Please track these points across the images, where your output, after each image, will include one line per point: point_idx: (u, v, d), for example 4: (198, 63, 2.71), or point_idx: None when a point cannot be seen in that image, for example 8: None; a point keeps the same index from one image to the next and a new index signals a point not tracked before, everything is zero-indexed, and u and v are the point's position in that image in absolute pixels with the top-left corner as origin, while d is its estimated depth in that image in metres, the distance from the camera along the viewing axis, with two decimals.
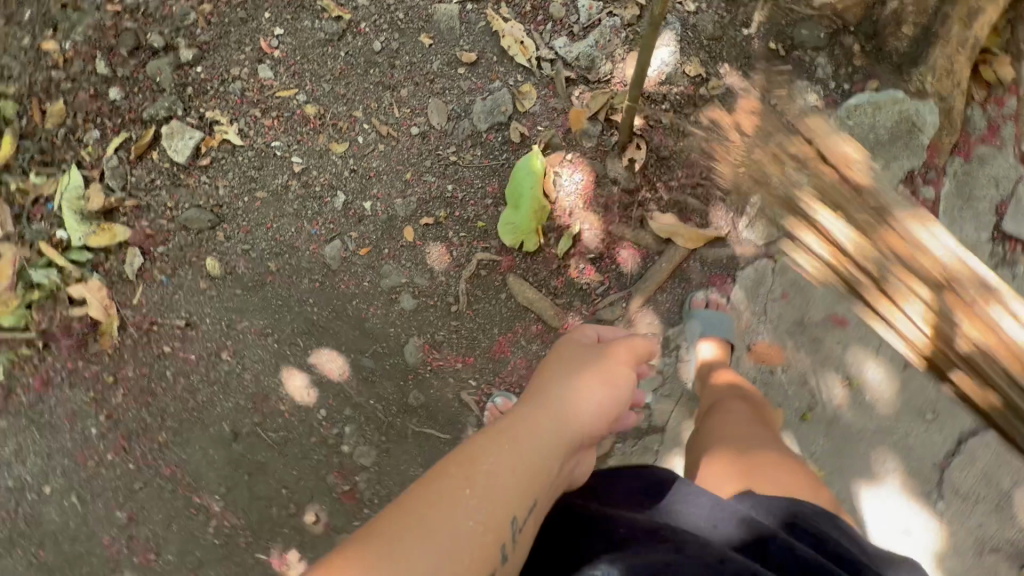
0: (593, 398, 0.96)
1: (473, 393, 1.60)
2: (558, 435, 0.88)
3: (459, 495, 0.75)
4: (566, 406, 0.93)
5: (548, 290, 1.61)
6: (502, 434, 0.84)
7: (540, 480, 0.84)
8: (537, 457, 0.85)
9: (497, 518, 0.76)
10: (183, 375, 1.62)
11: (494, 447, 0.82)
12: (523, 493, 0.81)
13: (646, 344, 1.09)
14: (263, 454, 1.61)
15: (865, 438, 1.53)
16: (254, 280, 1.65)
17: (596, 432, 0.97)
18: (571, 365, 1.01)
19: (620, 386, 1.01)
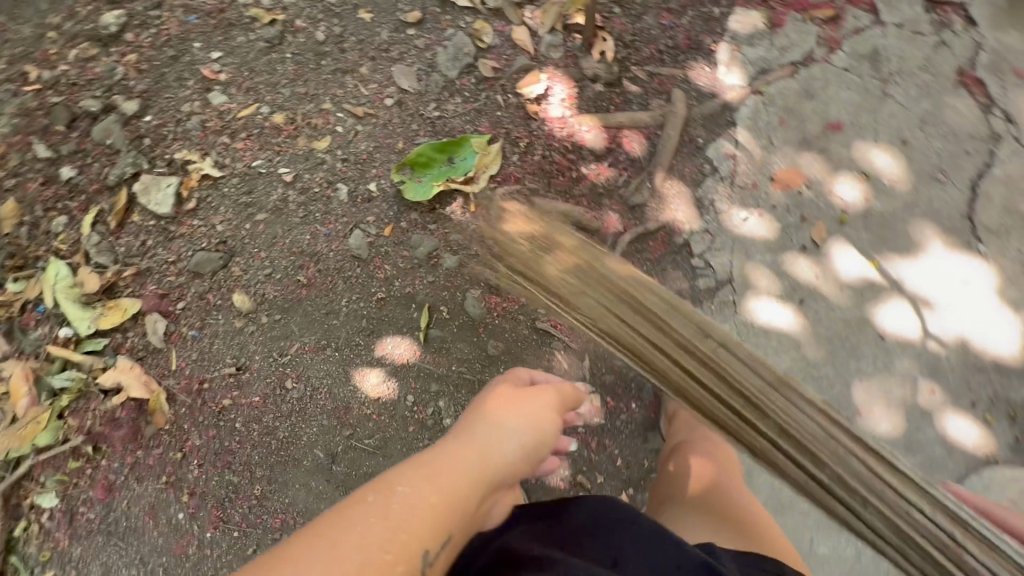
0: (517, 438, 1.07)
1: (547, 319, 1.59)
2: (480, 470, 1.00)
3: (370, 525, 0.83)
4: (489, 444, 1.04)
5: (575, 199, 1.64)
6: (424, 464, 0.96)
7: (455, 511, 0.93)
8: (452, 495, 0.94)
9: (405, 550, 0.84)
10: (256, 420, 1.52)
11: (412, 476, 0.93)
12: (433, 526, 0.89)
13: (574, 390, 1.23)
14: (368, 464, 1.53)
15: (899, 216, 1.65)
16: (289, 300, 1.58)
17: (518, 472, 1.08)
18: (504, 405, 1.11)
19: (543, 426, 1.12)
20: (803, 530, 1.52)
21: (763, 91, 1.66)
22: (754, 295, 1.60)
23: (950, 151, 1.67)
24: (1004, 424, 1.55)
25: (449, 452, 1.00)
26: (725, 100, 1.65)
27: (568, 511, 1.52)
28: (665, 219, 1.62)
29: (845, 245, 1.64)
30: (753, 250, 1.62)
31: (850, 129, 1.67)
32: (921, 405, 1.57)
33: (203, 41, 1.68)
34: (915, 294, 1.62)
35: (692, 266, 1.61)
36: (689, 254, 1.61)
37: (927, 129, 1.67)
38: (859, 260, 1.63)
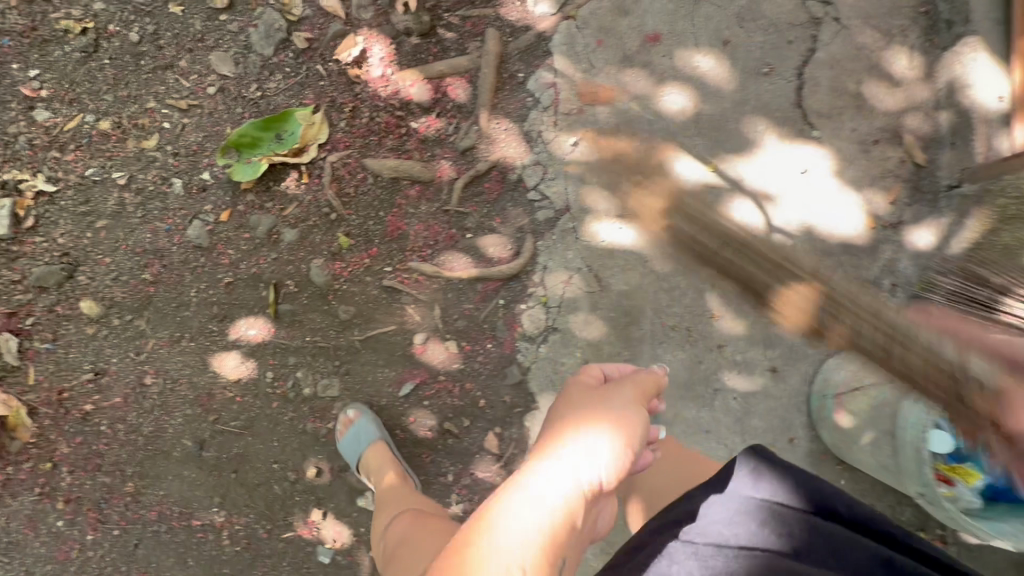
0: (605, 439, 0.96)
1: (394, 277, 1.60)
2: (578, 481, 0.92)
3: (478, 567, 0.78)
4: (579, 451, 0.96)
5: (407, 154, 1.65)
6: (518, 492, 0.89)
7: (562, 536, 0.85)
8: (552, 519, 0.87)
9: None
10: (121, 420, 1.54)
11: (510, 512, 0.85)
12: (543, 550, 0.83)
13: (651, 378, 1.14)
14: (238, 445, 1.55)
15: (731, 116, 1.65)
16: (138, 299, 1.59)
17: (615, 476, 0.98)
18: (581, 407, 1.04)
19: (631, 421, 1.02)
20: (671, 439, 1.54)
21: (575, 15, 1.65)
22: (594, 219, 1.61)
23: (773, 44, 1.66)
24: None
25: (540, 473, 0.94)
26: (539, 30, 1.65)
27: (440, 458, 1.55)
28: (496, 158, 1.63)
29: (681, 154, 1.64)
30: (588, 175, 1.62)
31: (669, 39, 1.66)
32: (774, 298, 1.59)
33: (19, 61, 1.68)
34: (756, 194, 1.63)
35: (530, 201, 1.62)
36: (525, 189, 1.62)
37: (748, 25, 1.66)
38: (697, 166, 1.64)
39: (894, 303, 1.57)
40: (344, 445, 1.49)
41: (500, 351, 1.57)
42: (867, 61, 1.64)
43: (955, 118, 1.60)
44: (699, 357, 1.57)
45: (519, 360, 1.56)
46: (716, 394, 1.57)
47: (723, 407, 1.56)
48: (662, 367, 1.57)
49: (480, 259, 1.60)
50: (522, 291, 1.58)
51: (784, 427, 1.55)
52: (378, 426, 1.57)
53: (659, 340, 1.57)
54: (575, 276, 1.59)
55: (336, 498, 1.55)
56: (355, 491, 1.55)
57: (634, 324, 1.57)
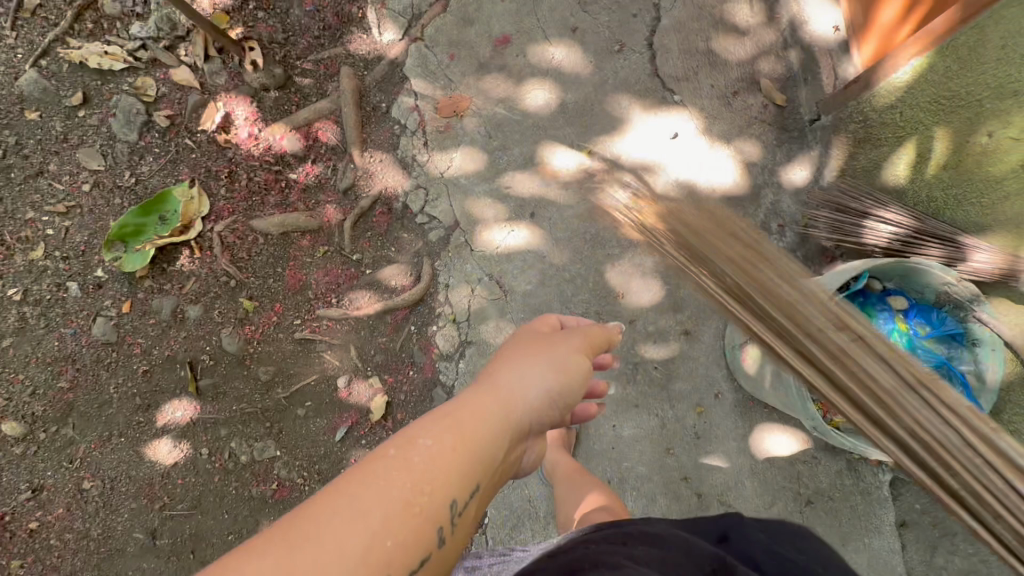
0: (549, 383, 0.85)
1: (304, 328, 1.63)
2: (509, 418, 0.77)
3: (390, 474, 0.60)
4: (516, 386, 0.82)
5: (292, 206, 1.67)
6: (451, 412, 0.71)
7: (484, 463, 0.70)
8: (480, 441, 0.70)
9: (431, 502, 0.61)
10: (68, 530, 1.55)
11: (435, 424, 0.68)
12: (464, 472, 0.66)
13: (610, 327, 1.06)
14: (189, 526, 1.57)
15: (594, 98, 1.68)
16: (59, 408, 1.60)
17: (547, 423, 0.85)
18: (525, 349, 0.91)
19: (576, 369, 0.90)
20: (602, 421, 1.59)
21: (421, 36, 1.71)
22: (485, 228, 1.64)
23: (618, 20, 1.71)
24: None
25: (471, 400, 0.77)
26: (391, 59, 1.71)
27: None
28: (378, 190, 1.66)
29: (554, 145, 1.68)
30: (469, 186, 1.66)
31: (518, 38, 1.71)
32: None
33: None
34: (633, 168, 1.66)
35: (419, 224, 1.65)
36: (412, 214, 1.65)
37: (589, 7, 1.71)
38: (572, 152, 1.67)
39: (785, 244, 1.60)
40: None
41: (422, 375, 1.60)
42: (709, 18, 1.70)
43: (801, 55, 1.67)
44: (614, 337, 1.61)
45: (441, 381, 1.59)
46: (638, 368, 1.61)
47: (647, 379, 1.60)
48: None
49: (383, 292, 1.63)
50: (430, 313, 1.61)
51: (708, 384, 1.59)
52: (321, 475, 1.59)
53: None
54: (478, 287, 1.62)
55: None
56: None
57: None
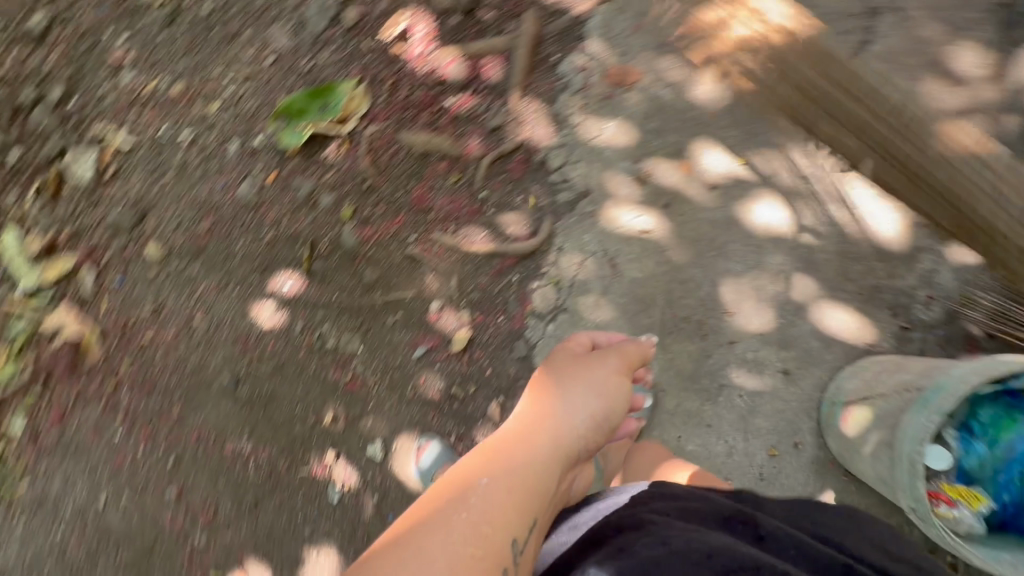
0: (585, 411, 1.23)
1: (416, 245, 1.70)
2: (553, 447, 1.17)
3: (455, 518, 1.01)
4: (558, 420, 1.21)
5: (438, 129, 1.72)
6: (502, 454, 1.14)
7: (533, 497, 1.09)
8: (528, 475, 1.11)
9: (495, 540, 0.99)
10: (172, 352, 1.75)
11: (491, 475, 1.08)
12: (520, 509, 1.05)
13: (637, 350, 1.39)
14: (268, 385, 1.72)
15: (767, 109, 1.61)
16: (194, 247, 1.79)
17: (593, 440, 1.24)
18: (567, 377, 1.29)
19: (611, 391, 1.28)
20: (669, 429, 1.55)
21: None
22: (615, 204, 1.62)
23: (823, 33, 1.59)
24: (882, 312, 1.52)
25: (524, 438, 1.17)
26: (575, 14, 1.70)
27: (444, 419, 1.65)
28: (524, 138, 1.67)
29: (711, 144, 1.62)
30: (612, 159, 1.64)
31: (710, 25, 1.64)
32: (794, 299, 1.55)
33: (112, 28, 1.87)
34: (788, 190, 1.58)
35: (552, 181, 1.65)
36: (548, 170, 1.66)
37: (796, 13, 1.61)
38: (729, 157, 1.61)
39: (927, 317, 1.50)
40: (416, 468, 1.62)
41: (509, 325, 1.63)
42: (925, 56, 1.55)
43: (1019, 123, 1.50)
44: (706, 351, 1.56)
45: (526, 336, 1.62)
46: (722, 389, 1.55)
47: (728, 404, 1.54)
48: (667, 356, 1.57)
49: (498, 235, 1.66)
50: (536, 269, 1.63)
51: (790, 431, 1.52)
52: (391, 383, 1.68)
53: (666, 330, 1.57)
54: (590, 259, 1.61)
55: (348, 444, 1.67)
56: (365, 441, 1.67)
57: (645, 312, 1.58)
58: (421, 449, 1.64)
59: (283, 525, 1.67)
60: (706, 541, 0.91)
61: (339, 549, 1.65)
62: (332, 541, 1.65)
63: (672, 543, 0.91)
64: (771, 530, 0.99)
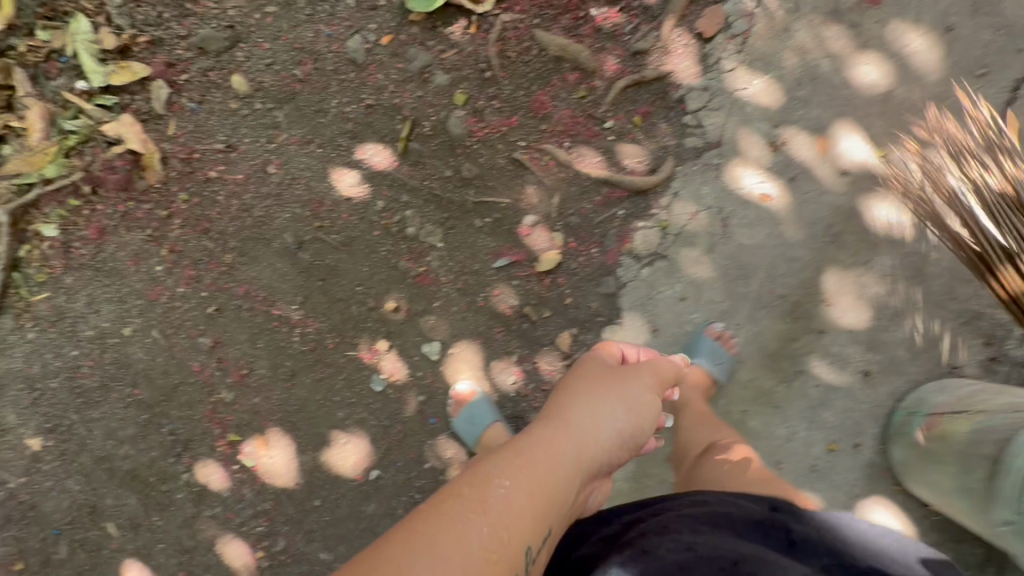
0: (617, 424, 1.04)
1: (524, 152, 1.59)
2: (577, 460, 0.96)
3: (472, 516, 0.79)
4: (585, 431, 1.00)
5: (577, 37, 1.59)
6: (524, 452, 0.92)
7: (554, 506, 0.89)
8: (551, 481, 0.90)
9: (508, 545, 0.80)
10: (236, 197, 1.61)
11: (510, 466, 0.88)
12: (538, 516, 0.86)
13: (669, 368, 1.23)
14: (332, 257, 1.61)
15: (921, 107, 1.53)
16: (283, 92, 1.63)
17: (614, 457, 1.04)
18: (598, 386, 1.10)
19: (643, 408, 1.09)
20: (735, 400, 1.53)
21: None
22: (742, 164, 1.55)
23: (1001, 46, 1.51)
24: (974, 340, 1.49)
25: (543, 440, 0.96)
26: None
27: (510, 337, 1.58)
28: (668, 70, 1.56)
29: (851, 127, 1.55)
30: (753, 117, 1.55)
31: (890, 5, 1.54)
32: (892, 305, 1.52)
33: None
34: None
35: (683, 123, 1.56)
36: (683, 111, 1.56)
37: (980, 17, 1.52)
38: (865, 146, 1.54)
39: (1017, 354, 1.47)
40: (459, 426, 1.50)
41: (603, 258, 1.55)
42: None
43: None
44: (793, 335, 1.53)
45: (617, 274, 1.55)
46: (797, 375, 1.53)
47: (800, 391, 1.52)
48: (753, 329, 1.53)
49: (614, 163, 1.57)
50: (645, 209, 1.55)
51: (852, 431, 1.51)
52: (463, 287, 1.59)
53: (758, 304, 1.54)
54: (703, 213, 1.54)
55: (404, 338, 1.59)
56: (422, 339, 1.59)
57: (743, 281, 1.53)
58: (459, 399, 1.53)
59: (316, 402, 1.59)
60: (733, 548, 0.81)
61: (370, 440, 1.58)
62: (364, 431, 1.58)
63: (699, 548, 0.81)
64: (805, 536, 0.89)
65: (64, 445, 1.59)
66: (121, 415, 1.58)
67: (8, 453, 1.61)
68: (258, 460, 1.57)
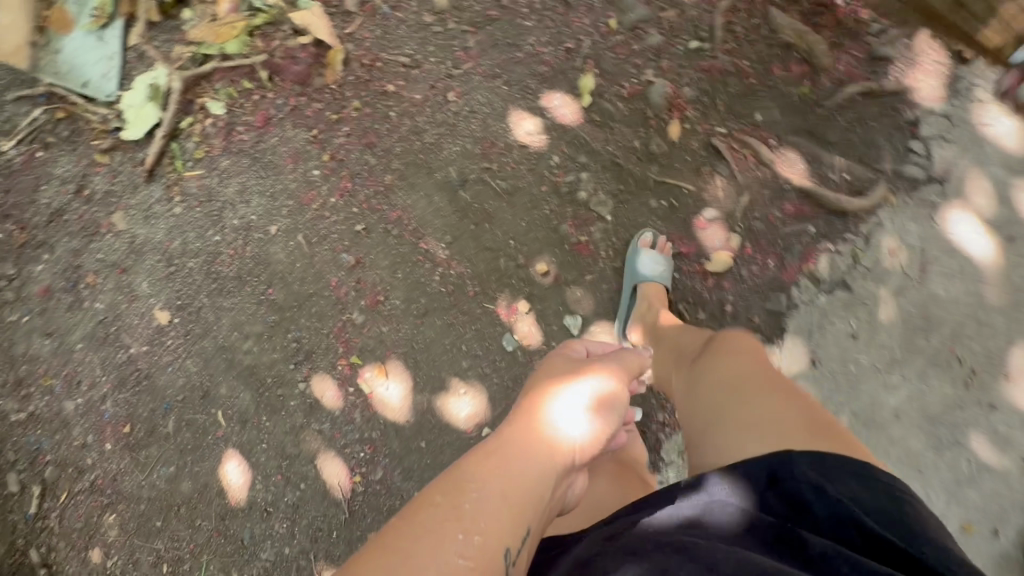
0: (590, 419, 0.83)
1: (724, 139, 1.46)
2: (547, 471, 0.74)
3: (444, 527, 0.63)
4: (558, 436, 0.78)
5: (813, 26, 1.44)
6: (475, 479, 0.69)
7: (537, 501, 0.72)
8: (530, 484, 0.72)
9: (492, 543, 0.65)
10: (409, 117, 1.53)
11: (481, 468, 0.70)
12: (520, 513, 0.69)
13: (638, 360, 1.00)
14: (492, 203, 1.52)
15: None
16: (482, 16, 1.52)
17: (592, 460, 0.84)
18: (561, 383, 0.87)
19: (619, 395, 0.90)
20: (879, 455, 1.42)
21: None
22: (960, 206, 1.39)
23: None
24: None
25: (507, 452, 0.74)
26: None
27: None
28: (907, 86, 1.40)
29: None
30: (989, 159, 1.39)
31: None
32: None
33: None
34: None
35: (908, 149, 1.41)
36: (911, 134, 1.41)
37: None
38: None
39: None
40: None
41: (778, 273, 1.44)
42: None
43: None
44: (964, 403, 1.39)
45: (790, 293, 1.44)
46: (953, 445, 1.39)
47: (953, 463, 1.39)
48: (922, 387, 1.40)
49: (818, 174, 1.43)
50: (840, 232, 1.42)
51: (997, 518, 1.36)
52: (621, 267, 1.50)
53: (935, 362, 1.40)
54: (903, 250, 1.41)
55: (547, 304, 1.51)
56: (565, 310, 1.51)
57: (926, 333, 1.40)
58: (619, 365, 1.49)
59: (442, 346, 1.54)
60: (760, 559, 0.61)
61: (488, 398, 1.53)
62: (484, 387, 1.53)
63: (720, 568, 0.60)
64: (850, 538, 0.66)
65: (189, 325, 1.59)
66: (250, 310, 1.57)
67: (133, 319, 1.62)
68: (373, 388, 1.55)
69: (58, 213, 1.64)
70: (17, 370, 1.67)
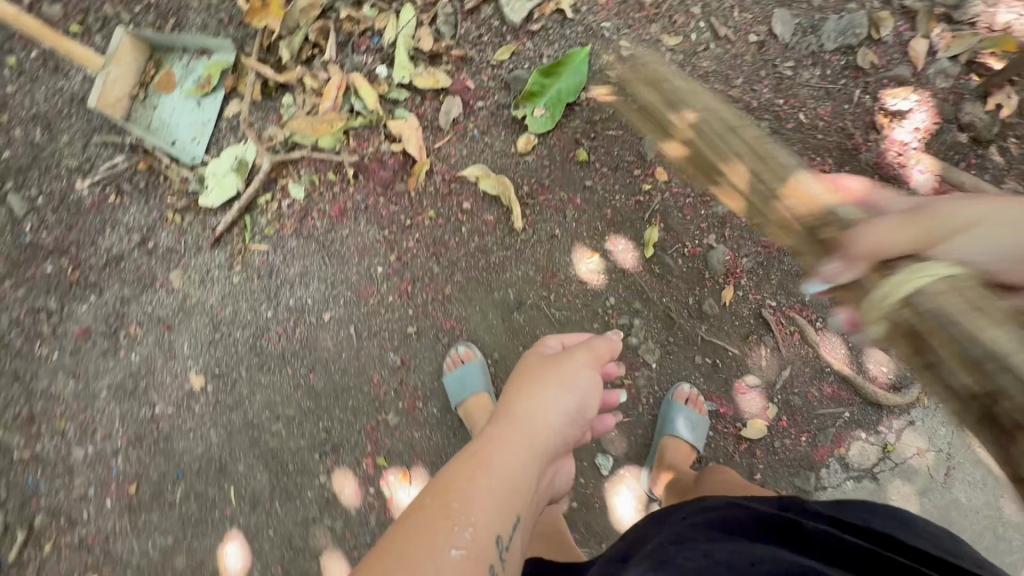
0: (564, 408, 0.97)
1: (773, 312, 1.53)
2: (529, 455, 0.89)
3: (436, 524, 0.75)
4: (534, 425, 0.93)
5: None
6: (472, 457, 0.85)
7: (521, 493, 0.85)
8: (512, 477, 0.85)
9: (485, 535, 0.77)
10: (479, 235, 1.59)
11: (464, 470, 0.83)
12: (504, 504, 0.81)
13: (608, 346, 1.14)
14: (543, 330, 1.57)
15: None
16: (563, 155, 1.61)
17: (566, 442, 0.99)
18: (535, 377, 1.01)
19: (590, 389, 1.03)
20: None
21: None
22: None
23: None
24: None
25: (491, 438, 0.90)
26: None
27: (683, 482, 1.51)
28: None
29: None
30: None
31: None
32: None
33: None
34: None
35: None
36: None
37: None
38: None
39: None
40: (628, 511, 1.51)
41: (809, 451, 1.48)
42: None
43: None
44: None
45: (819, 473, 1.47)
46: None
47: None
48: None
49: (857, 363, 1.50)
50: (872, 422, 1.48)
51: None
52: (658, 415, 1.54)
53: None
54: (931, 452, 1.46)
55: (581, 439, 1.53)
56: (598, 447, 1.54)
57: None
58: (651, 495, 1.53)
59: None
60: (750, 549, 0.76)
61: None
62: None
63: (715, 556, 0.75)
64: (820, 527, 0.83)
65: (221, 395, 1.58)
66: (286, 392, 1.57)
67: (165, 378, 1.61)
68: (394, 492, 1.53)
69: (117, 259, 1.66)
70: (33, 405, 1.62)
